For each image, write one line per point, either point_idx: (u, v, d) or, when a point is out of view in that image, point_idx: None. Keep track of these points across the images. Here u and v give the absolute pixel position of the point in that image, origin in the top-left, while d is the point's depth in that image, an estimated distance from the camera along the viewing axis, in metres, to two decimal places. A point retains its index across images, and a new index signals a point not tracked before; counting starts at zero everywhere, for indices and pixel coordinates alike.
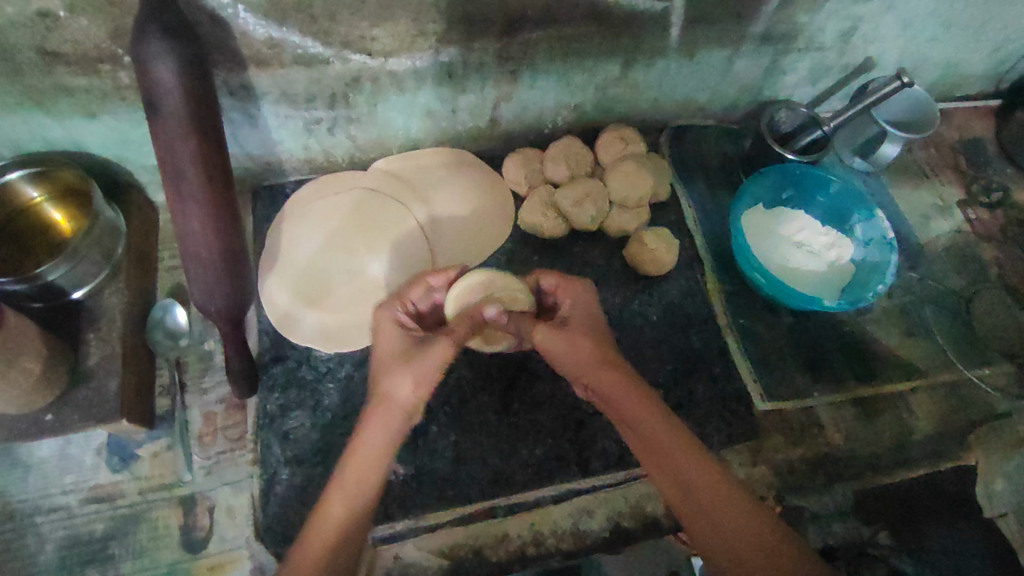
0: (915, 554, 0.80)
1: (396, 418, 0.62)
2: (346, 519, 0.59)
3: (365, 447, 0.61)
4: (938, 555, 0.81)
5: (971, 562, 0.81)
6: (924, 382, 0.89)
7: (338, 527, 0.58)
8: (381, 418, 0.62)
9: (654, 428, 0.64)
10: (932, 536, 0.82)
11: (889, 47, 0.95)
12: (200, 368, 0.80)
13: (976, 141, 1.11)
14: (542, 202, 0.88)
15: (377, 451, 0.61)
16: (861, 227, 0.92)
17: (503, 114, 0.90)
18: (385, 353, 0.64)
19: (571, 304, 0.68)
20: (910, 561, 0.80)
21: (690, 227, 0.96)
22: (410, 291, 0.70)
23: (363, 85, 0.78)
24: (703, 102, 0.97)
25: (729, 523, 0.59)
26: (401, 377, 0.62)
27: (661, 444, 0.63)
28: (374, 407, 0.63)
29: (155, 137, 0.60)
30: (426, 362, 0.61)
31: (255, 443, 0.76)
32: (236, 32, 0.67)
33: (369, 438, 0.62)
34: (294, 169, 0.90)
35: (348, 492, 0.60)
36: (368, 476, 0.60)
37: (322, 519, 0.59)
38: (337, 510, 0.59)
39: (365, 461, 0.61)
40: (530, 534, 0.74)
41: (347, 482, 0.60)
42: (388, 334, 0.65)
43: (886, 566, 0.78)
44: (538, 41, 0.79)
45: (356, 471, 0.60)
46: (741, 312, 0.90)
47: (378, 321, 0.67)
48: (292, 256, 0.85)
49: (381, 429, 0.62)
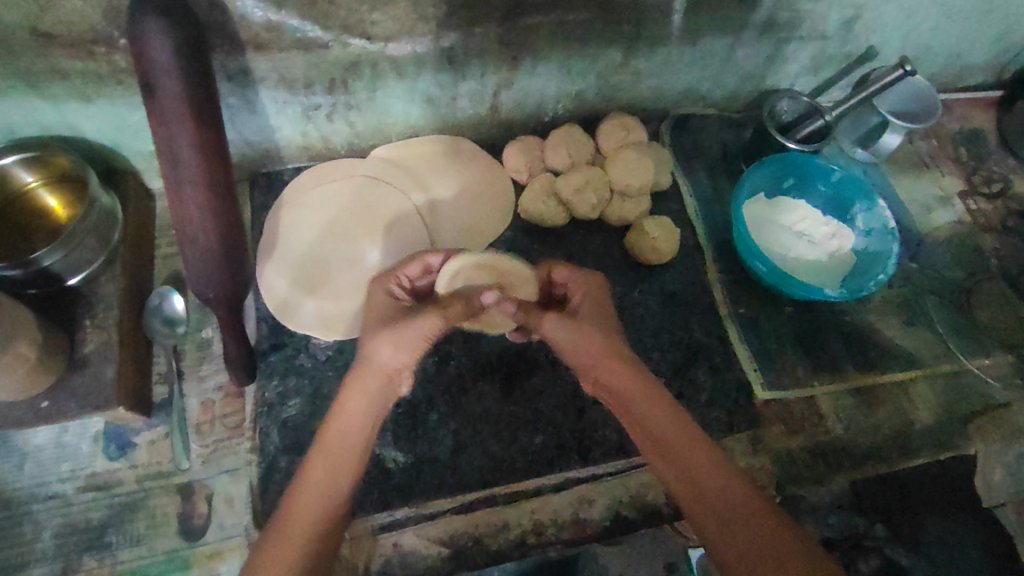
0: (910, 546, 0.84)
1: (376, 384, 0.62)
2: (327, 494, 0.59)
3: (345, 419, 0.62)
4: (932, 544, 0.85)
5: (965, 550, 0.85)
6: (924, 372, 0.89)
7: (319, 502, 0.58)
8: (363, 386, 0.62)
9: (657, 416, 0.64)
10: (928, 527, 0.85)
11: (892, 36, 0.95)
12: (197, 356, 0.79)
13: (977, 132, 1.10)
14: (543, 190, 0.87)
15: (358, 423, 0.62)
16: (862, 217, 0.92)
17: (503, 101, 0.89)
18: (373, 320, 0.66)
19: (591, 291, 0.71)
20: (905, 552, 0.84)
21: (691, 216, 0.95)
22: (406, 266, 0.71)
23: (362, 70, 0.78)
24: (704, 91, 0.97)
25: (724, 513, 0.59)
26: (384, 345, 0.62)
27: (665, 432, 0.63)
28: (353, 375, 0.63)
29: (152, 120, 0.59)
30: (411, 333, 0.62)
31: (254, 431, 0.75)
32: (234, 14, 0.66)
33: (347, 409, 0.62)
34: (292, 156, 0.90)
35: (328, 460, 0.60)
36: (348, 445, 0.61)
37: (303, 493, 0.58)
38: (319, 483, 0.59)
39: (344, 434, 0.61)
40: (530, 523, 0.74)
41: (327, 455, 0.60)
42: (377, 303, 0.68)
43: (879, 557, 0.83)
44: (538, 27, 0.78)
45: (337, 442, 0.61)
46: (741, 301, 0.90)
47: (369, 291, 0.70)
48: (291, 242, 0.84)
49: (361, 397, 0.62)
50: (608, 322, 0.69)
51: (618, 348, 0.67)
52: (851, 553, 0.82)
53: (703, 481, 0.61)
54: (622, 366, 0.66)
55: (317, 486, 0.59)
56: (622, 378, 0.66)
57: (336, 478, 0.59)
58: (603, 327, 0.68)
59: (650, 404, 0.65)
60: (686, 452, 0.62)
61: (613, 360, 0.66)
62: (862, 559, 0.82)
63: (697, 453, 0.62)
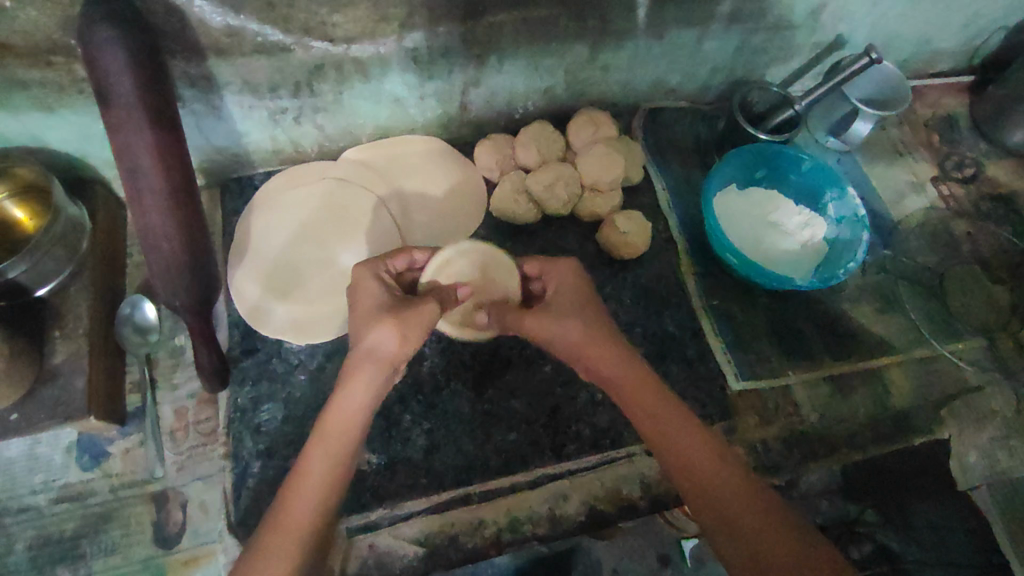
0: (902, 531, 0.93)
1: (376, 373, 0.62)
2: (327, 486, 0.60)
3: (344, 406, 0.62)
4: (923, 529, 0.93)
5: (957, 534, 0.92)
6: (898, 358, 0.89)
7: (320, 494, 0.59)
8: (363, 374, 0.62)
9: (649, 401, 0.64)
10: (920, 513, 0.94)
11: (859, 25, 0.95)
12: (170, 364, 0.79)
13: (950, 118, 1.11)
14: (514, 187, 0.87)
15: (358, 414, 0.62)
16: (833, 206, 0.93)
17: (472, 100, 0.90)
18: (367, 308, 0.64)
19: (572, 276, 0.70)
20: (896, 537, 0.93)
21: (663, 209, 0.95)
22: (394, 256, 0.70)
23: (327, 73, 0.78)
24: (675, 84, 0.97)
25: (711, 478, 0.61)
26: (389, 332, 0.62)
27: (655, 417, 0.64)
28: (354, 365, 0.62)
29: (109, 128, 0.58)
30: (415, 323, 0.63)
31: (227, 437, 0.74)
32: (193, 21, 0.67)
33: (349, 397, 0.62)
34: (262, 161, 0.90)
35: (327, 453, 0.61)
36: (349, 435, 0.62)
37: (300, 486, 0.59)
38: (318, 475, 0.60)
39: (345, 425, 0.62)
40: (505, 520, 0.74)
41: (328, 447, 0.61)
42: (370, 289, 0.66)
43: (872, 542, 0.93)
44: (502, 25, 0.78)
45: (338, 430, 0.62)
46: (715, 293, 0.90)
47: (356, 278, 0.67)
48: (261, 247, 0.84)
49: (363, 384, 0.62)
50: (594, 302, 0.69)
51: (604, 326, 0.67)
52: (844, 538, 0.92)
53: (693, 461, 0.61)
54: (613, 355, 0.66)
55: (319, 479, 0.60)
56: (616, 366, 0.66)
57: (339, 467, 0.61)
58: (590, 317, 0.67)
59: (639, 382, 0.65)
60: (676, 432, 0.63)
61: (605, 344, 0.66)
62: (853, 544, 0.92)
63: (688, 433, 0.63)
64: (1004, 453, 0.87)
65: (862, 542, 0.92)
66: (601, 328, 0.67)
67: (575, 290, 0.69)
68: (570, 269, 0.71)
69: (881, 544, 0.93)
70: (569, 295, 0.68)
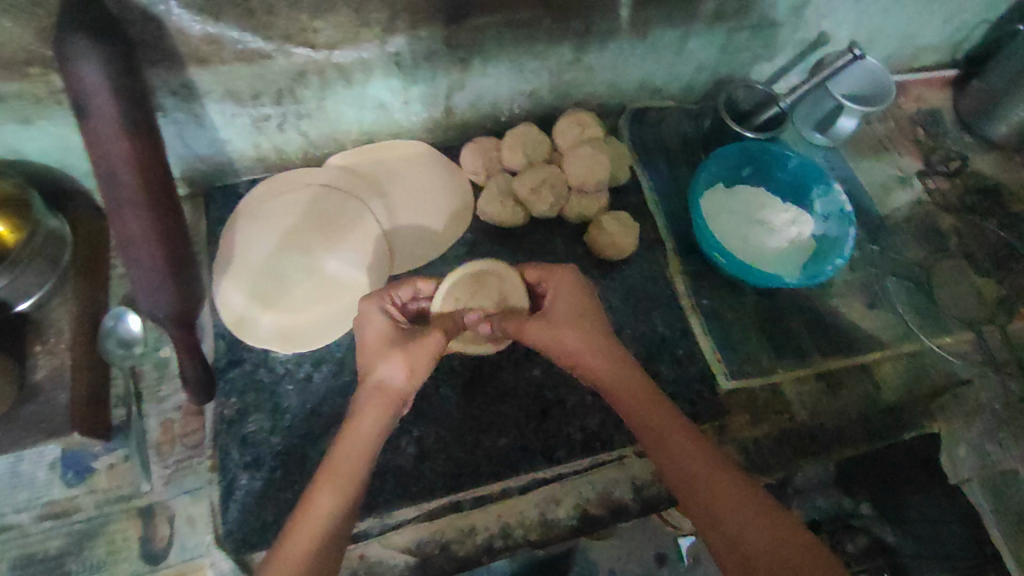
0: (897, 523, 0.95)
1: (387, 405, 0.65)
2: (334, 513, 0.58)
3: (353, 440, 0.63)
4: (918, 522, 0.94)
5: (952, 527, 0.91)
6: (888, 353, 0.89)
7: (329, 519, 0.58)
8: (373, 408, 0.64)
9: (651, 411, 0.65)
10: (913, 505, 0.94)
11: (841, 21, 0.96)
12: (156, 376, 0.78)
13: (934, 112, 1.12)
14: (500, 191, 0.87)
15: (367, 445, 0.63)
16: (820, 202, 0.93)
17: (457, 104, 0.89)
18: (373, 343, 0.67)
19: (569, 284, 0.71)
20: (891, 530, 0.96)
21: (651, 209, 0.95)
22: (399, 287, 0.71)
23: (309, 79, 0.77)
24: (660, 84, 0.97)
25: (723, 504, 0.58)
26: (399, 367, 0.65)
27: (657, 428, 0.64)
28: (365, 399, 0.65)
29: (86, 139, 0.57)
30: (423, 351, 0.66)
31: (213, 449, 0.73)
32: (172, 29, 0.66)
33: (357, 431, 0.63)
34: (246, 169, 0.89)
35: (336, 484, 0.60)
36: (358, 466, 0.61)
37: (308, 515, 0.58)
38: (328, 503, 0.59)
39: (354, 457, 0.62)
40: (497, 527, 0.73)
41: (335, 477, 0.60)
42: (375, 324, 0.68)
43: (867, 534, 0.96)
44: (485, 28, 0.78)
45: (347, 463, 0.61)
46: (704, 293, 0.90)
47: (365, 312, 0.69)
48: (246, 255, 0.83)
49: (372, 418, 0.64)
50: (596, 316, 0.70)
51: (609, 343, 0.68)
52: (837, 533, 0.95)
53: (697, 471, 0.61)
54: (616, 363, 0.67)
55: (326, 505, 0.59)
56: (618, 374, 0.67)
57: (348, 496, 0.60)
58: (589, 325, 0.68)
59: (644, 400, 0.65)
60: (679, 441, 0.63)
61: (603, 360, 0.67)
62: (849, 536, 0.95)
63: (693, 442, 0.62)
64: (992, 444, 0.87)
65: (857, 535, 0.95)
66: (601, 334, 0.68)
67: (576, 298, 0.70)
68: (569, 276, 0.72)
69: (874, 535, 0.96)
70: (570, 301, 0.70)
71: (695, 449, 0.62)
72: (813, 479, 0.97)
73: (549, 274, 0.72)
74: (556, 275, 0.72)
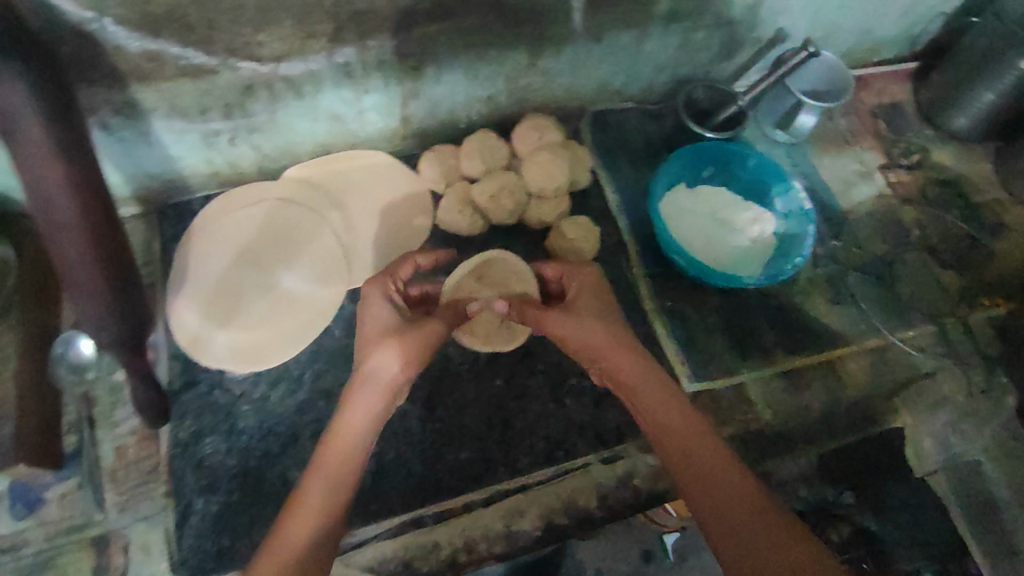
0: (878, 513, 0.88)
1: (378, 398, 0.65)
2: (325, 506, 0.60)
3: (345, 431, 0.64)
4: (897, 509, 0.88)
5: (930, 513, 0.88)
6: (851, 349, 0.90)
7: (319, 513, 0.60)
8: (365, 400, 0.65)
9: (662, 412, 0.67)
10: (891, 491, 0.89)
11: (798, 18, 0.96)
12: (110, 401, 0.77)
13: (895, 106, 1.12)
14: (458, 199, 0.86)
15: (358, 438, 0.64)
16: (780, 200, 0.92)
17: (413, 112, 0.88)
18: (374, 331, 0.69)
19: (590, 282, 0.74)
20: (873, 519, 0.88)
21: (613, 212, 0.95)
22: (399, 267, 0.74)
23: (258, 93, 0.76)
24: (619, 85, 0.97)
25: (716, 494, 0.61)
26: (389, 358, 0.66)
27: (665, 429, 0.66)
28: (356, 389, 0.66)
29: (14, 161, 0.55)
30: (415, 341, 0.67)
31: (168, 474, 0.72)
32: (108, 46, 0.65)
33: (349, 423, 0.64)
34: (200, 185, 0.87)
35: (327, 475, 0.62)
36: (350, 460, 0.63)
37: (300, 509, 0.60)
38: (317, 496, 0.61)
39: (347, 449, 0.63)
40: (461, 541, 0.72)
41: (328, 469, 0.62)
42: (378, 312, 0.70)
43: (851, 525, 0.88)
44: (436, 36, 0.77)
45: (337, 455, 0.63)
46: (668, 295, 0.90)
47: (367, 297, 0.72)
48: (200, 274, 0.81)
49: (363, 409, 0.65)
50: (612, 315, 0.72)
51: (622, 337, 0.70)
52: (821, 522, 0.87)
53: (699, 470, 0.62)
54: (635, 362, 0.69)
55: (318, 499, 0.60)
56: (635, 374, 0.69)
57: (339, 489, 0.61)
58: (608, 320, 0.71)
59: (651, 391, 0.68)
60: (687, 442, 0.64)
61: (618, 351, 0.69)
62: (832, 527, 0.87)
63: (699, 443, 0.64)
64: (955, 436, 0.87)
65: (839, 524, 0.87)
66: (617, 329, 0.71)
67: (596, 293, 0.73)
68: (591, 277, 0.75)
69: (859, 526, 0.88)
70: (589, 297, 0.73)
71: (695, 441, 0.64)
72: (797, 470, 0.87)
73: (573, 272, 0.76)
74: (576, 271, 0.75)
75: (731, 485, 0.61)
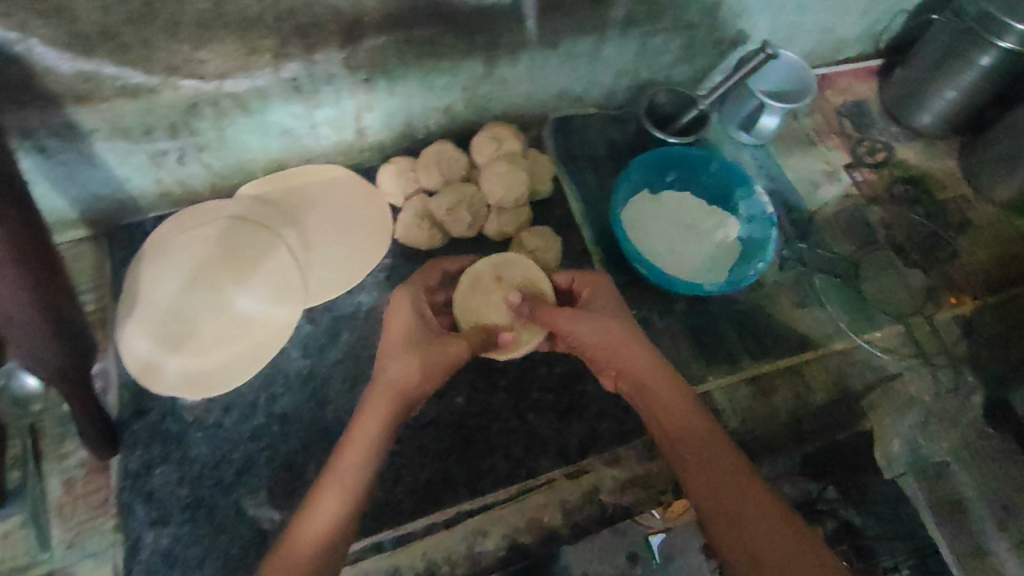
0: (862, 506, 0.87)
1: (395, 404, 0.61)
2: (335, 523, 0.55)
3: (359, 440, 0.59)
4: (881, 504, 0.87)
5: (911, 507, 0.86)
6: (816, 353, 0.89)
7: (329, 532, 0.55)
8: (381, 406, 0.61)
9: (684, 414, 0.62)
10: (874, 485, 0.87)
11: (757, 20, 0.95)
12: (58, 433, 0.74)
13: (860, 104, 1.12)
14: (416, 213, 0.85)
15: (371, 449, 0.59)
16: (743, 204, 0.91)
17: (368, 125, 0.86)
18: (396, 335, 0.65)
19: (602, 286, 0.72)
20: (858, 512, 0.87)
21: (577, 221, 0.93)
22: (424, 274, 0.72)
23: (203, 111, 0.74)
24: (580, 92, 0.96)
25: (740, 503, 0.56)
26: (410, 362, 0.62)
27: (685, 434, 0.61)
28: (370, 397, 0.61)
29: None
30: (438, 349, 0.64)
31: (118, 507, 0.70)
32: (39, 68, 0.62)
33: (362, 434, 0.59)
34: (151, 206, 0.85)
35: (340, 491, 0.56)
36: (363, 474, 0.58)
37: (307, 527, 0.55)
38: (329, 512, 0.56)
39: (361, 460, 0.58)
40: (422, 565, 0.70)
41: (340, 484, 0.57)
42: (401, 317, 0.66)
43: (834, 519, 0.86)
44: (386, 48, 0.75)
45: (351, 465, 0.58)
46: (633, 303, 0.88)
47: (395, 303, 0.68)
48: (152, 298, 0.79)
49: (378, 419, 0.60)
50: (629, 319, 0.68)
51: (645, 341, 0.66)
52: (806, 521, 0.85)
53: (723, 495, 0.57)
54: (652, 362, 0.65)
55: (328, 516, 0.56)
56: (657, 378, 0.64)
57: (350, 505, 0.56)
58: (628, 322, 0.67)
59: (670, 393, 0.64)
60: (708, 446, 0.60)
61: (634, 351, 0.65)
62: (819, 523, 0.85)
63: (725, 459, 0.59)
64: (921, 436, 0.87)
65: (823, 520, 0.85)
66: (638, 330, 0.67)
67: (611, 298, 0.71)
68: (603, 283, 0.73)
69: (844, 520, 0.86)
70: (604, 301, 0.70)
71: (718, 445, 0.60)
72: (783, 468, 0.84)
73: (582, 278, 0.74)
74: (588, 277, 0.73)
75: (754, 494, 0.57)
